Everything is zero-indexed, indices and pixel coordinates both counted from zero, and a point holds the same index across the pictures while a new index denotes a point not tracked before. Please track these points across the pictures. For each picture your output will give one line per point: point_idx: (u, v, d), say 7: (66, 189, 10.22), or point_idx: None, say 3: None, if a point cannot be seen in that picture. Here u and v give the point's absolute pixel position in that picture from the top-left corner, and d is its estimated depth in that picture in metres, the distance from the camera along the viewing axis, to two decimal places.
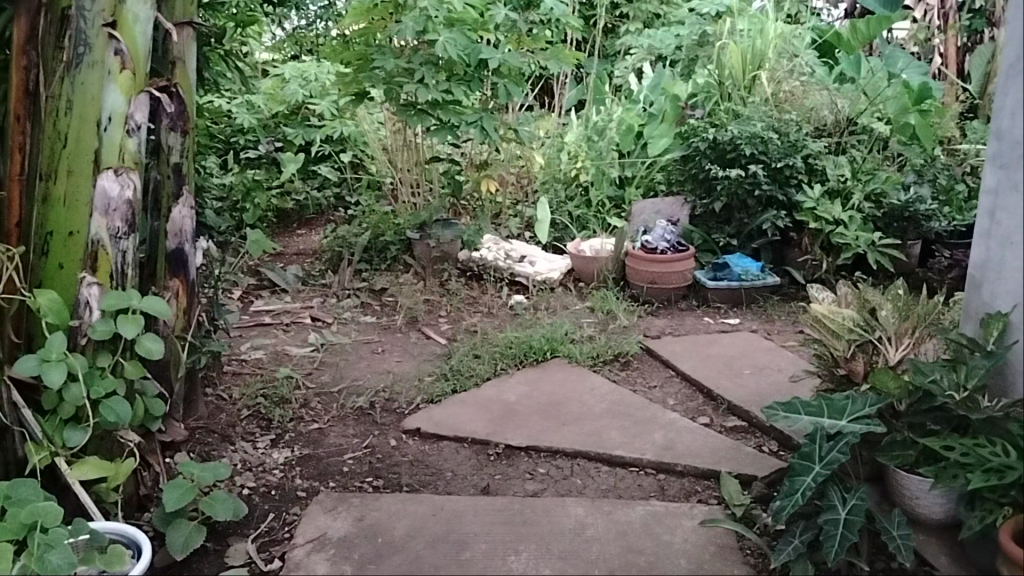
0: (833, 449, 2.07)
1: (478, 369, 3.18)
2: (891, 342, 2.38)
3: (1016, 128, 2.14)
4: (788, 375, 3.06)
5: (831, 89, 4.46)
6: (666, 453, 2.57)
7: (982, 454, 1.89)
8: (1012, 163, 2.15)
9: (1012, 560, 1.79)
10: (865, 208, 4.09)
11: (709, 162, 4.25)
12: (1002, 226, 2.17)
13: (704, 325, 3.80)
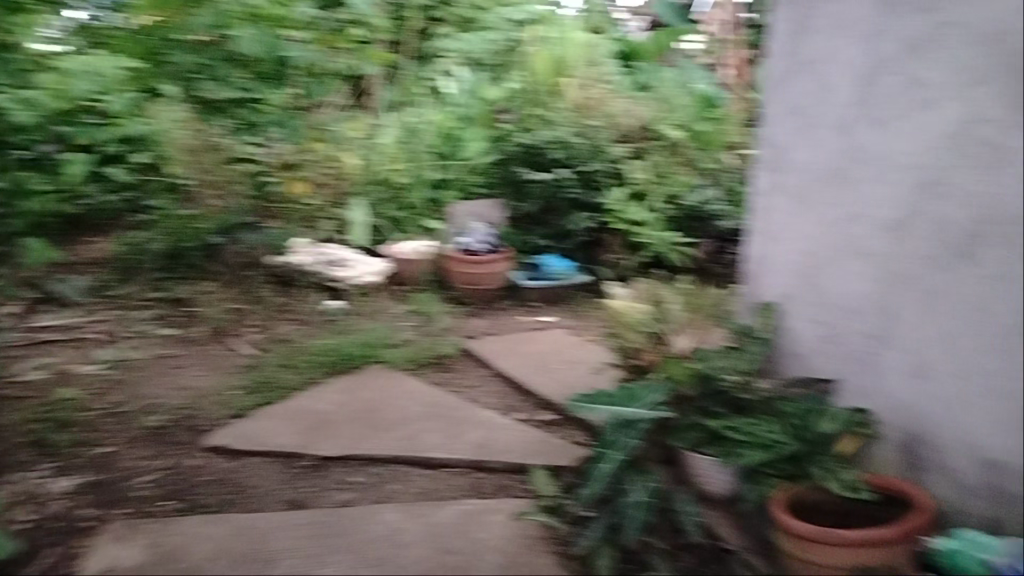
0: (629, 437, 2.23)
1: (289, 379, 3.08)
2: (679, 334, 2.56)
3: (781, 138, 2.52)
4: (596, 368, 3.20)
5: (629, 98, 4.65)
6: (480, 451, 2.61)
7: (759, 434, 2.12)
8: (783, 167, 2.52)
9: (784, 529, 1.97)
10: (662, 210, 4.39)
11: (519, 165, 4.50)
12: (775, 224, 2.55)
13: (518, 323, 3.90)
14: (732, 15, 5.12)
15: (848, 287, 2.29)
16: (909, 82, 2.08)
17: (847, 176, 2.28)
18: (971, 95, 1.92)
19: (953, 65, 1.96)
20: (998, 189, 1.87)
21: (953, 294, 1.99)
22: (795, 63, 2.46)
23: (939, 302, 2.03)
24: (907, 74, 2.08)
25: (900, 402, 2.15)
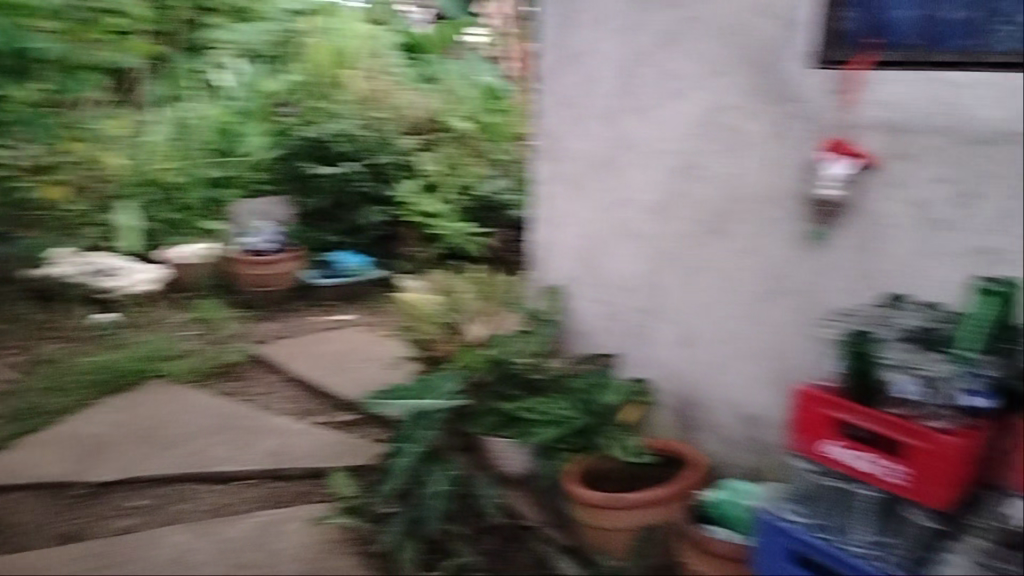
0: (424, 428, 2.21)
1: (56, 403, 2.80)
2: (472, 322, 2.59)
3: (557, 126, 2.53)
4: (395, 363, 3.17)
5: (418, 91, 4.55)
6: (276, 458, 2.51)
7: (551, 412, 2.21)
8: (560, 155, 2.53)
9: (580, 501, 2.08)
10: (457, 201, 4.40)
11: (302, 160, 4.38)
12: (558, 210, 2.58)
13: (312, 324, 3.79)
14: (513, 9, 5.01)
15: (623, 268, 2.42)
16: (661, 72, 2.23)
17: (615, 163, 2.39)
18: (714, 85, 2.11)
19: (700, 57, 2.13)
20: (740, 170, 2.08)
21: (711, 267, 2.20)
22: (562, 52, 2.48)
23: (701, 276, 2.22)
24: (661, 65, 2.22)
25: (673, 369, 2.34)
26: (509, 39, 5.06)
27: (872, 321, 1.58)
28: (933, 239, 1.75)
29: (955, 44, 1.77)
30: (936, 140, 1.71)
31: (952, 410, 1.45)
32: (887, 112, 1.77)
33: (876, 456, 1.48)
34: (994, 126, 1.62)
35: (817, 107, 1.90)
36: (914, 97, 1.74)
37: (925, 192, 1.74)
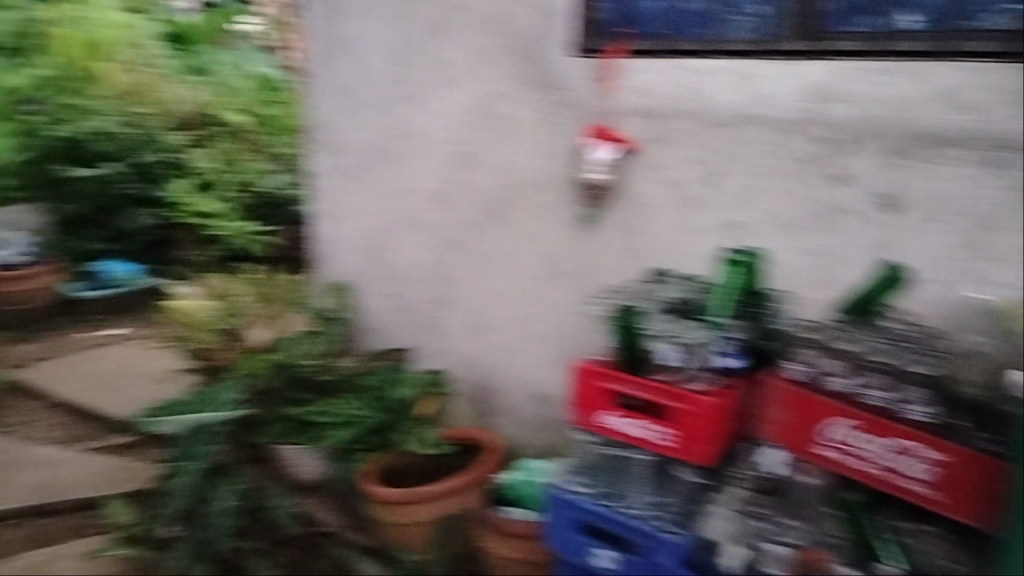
0: (199, 443, 2.06)
1: None
2: (254, 325, 2.45)
3: (332, 117, 2.42)
4: (177, 374, 2.95)
5: (187, 83, 3.97)
6: (38, 491, 2.26)
7: (342, 412, 2.16)
8: (338, 148, 2.43)
9: (379, 499, 2.06)
10: (237, 198, 3.92)
11: (51, 162, 3.67)
12: (337, 203, 2.49)
13: (78, 341, 3.45)
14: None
15: (409, 258, 2.39)
16: (432, 62, 2.20)
17: (392, 153, 2.34)
18: (484, 74, 2.12)
19: (468, 46, 2.13)
20: (515, 157, 2.12)
21: (495, 254, 2.23)
22: (329, 42, 2.37)
23: (485, 263, 2.25)
24: (432, 54, 2.20)
25: (466, 358, 2.36)
26: (288, 27, 4.74)
27: (641, 295, 1.71)
28: (691, 216, 1.87)
29: (696, 34, 1.88)
30: (687, 124, 1.83)
31: (709, 371, 1.57)
32: (643, 99, 1.88)
33: (647, 422, 1.57)
34: (734, 111, 1.77)
35: (581, 94, 1.98)
36: (666, 84, 1.85)
37: (682, 172, 1.86)
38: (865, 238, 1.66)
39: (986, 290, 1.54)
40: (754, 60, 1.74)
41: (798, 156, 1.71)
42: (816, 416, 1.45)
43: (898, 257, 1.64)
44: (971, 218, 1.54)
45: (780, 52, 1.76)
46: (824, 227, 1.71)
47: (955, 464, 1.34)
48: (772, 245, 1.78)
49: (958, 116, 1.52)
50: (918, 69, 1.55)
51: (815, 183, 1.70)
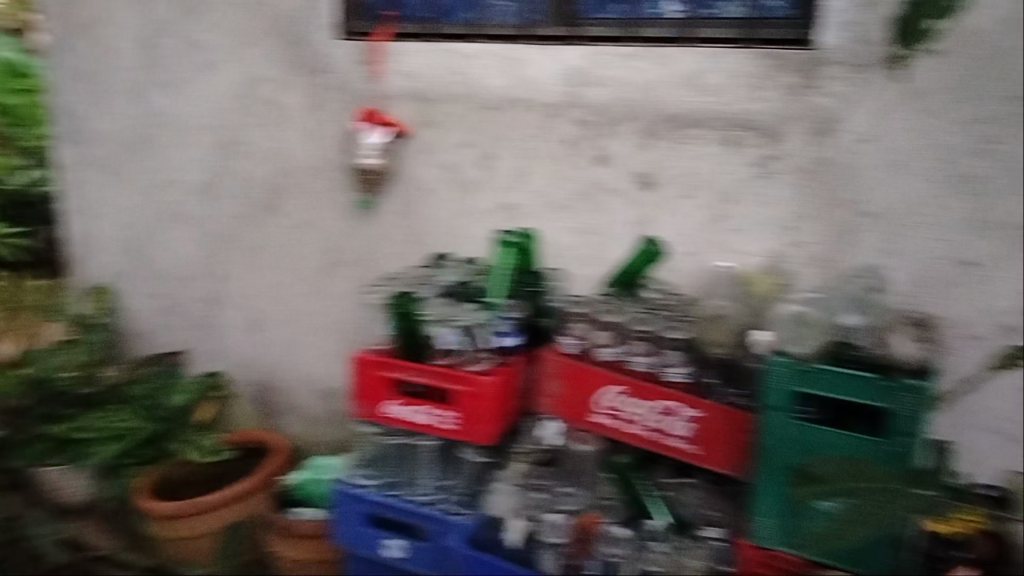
0: None
1: None
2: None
3: (76, 104, 2.21)
4: None
5: None
6: None
7: (108, 426, 1.97)
8: (85, 138, 2.22)
9: (153, 514, 1.91)
10: None
11: None
12: (89, 198, 2.27)
13: None
14: None
15: (175, 255, 2.23)
16: (186, 44, 2.06)
17: (149, 142, 2.17)
18: (244, 57, 2.01)
19: (224, 28, 2.01)
20: (285, 144, 2.04)
21: (269, 246, 2.13)
22: (65, 21, 2.15)
23: (259, 256, 2.15)
24: (185, 36, 2.05)
25: (247, 357, 2.24)
26: None
27: (418, 281, 1.68)
28: (465, 199, 1.87)
29: (459, 17, 1.88)
30: (456, 108, 1.84)
31: (489, 353, 1.57)
32: (410, 82, 1.87)
33: (430, 407, 1.56)
34: (499, 94, 1.79)
35: (348, 78, 1.93)
36: (432, 67, 1.84)
37: (454, 155, 1.86)
38: (626, 216, 1.74)
39: (730, 258, 1.67)
40: (516, 44, 1.77)
41: (562, 138, 1.75)
42: (591, 386, 1.49)
43: (654, 231, 1.72)
44: (715, 191, 1.65)
45: (538, 36, 1.80)
46: (590, 206, 1.76)
47: (708, 418, 1.45)
48: (542, 224, 1.81)
49: (697, 99, 1.63)
50: (662, 53, 1.65)
51: (580, 163, 1.75)
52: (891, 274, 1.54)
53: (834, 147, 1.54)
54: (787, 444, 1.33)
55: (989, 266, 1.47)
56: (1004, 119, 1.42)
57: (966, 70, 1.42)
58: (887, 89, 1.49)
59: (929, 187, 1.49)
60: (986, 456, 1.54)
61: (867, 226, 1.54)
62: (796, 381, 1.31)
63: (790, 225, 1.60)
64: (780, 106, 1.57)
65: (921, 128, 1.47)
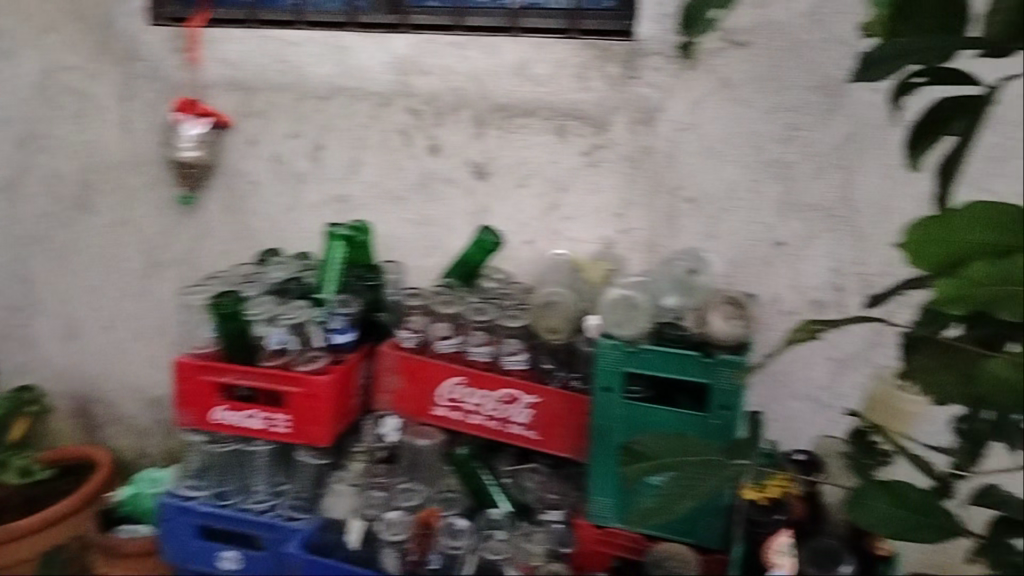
0: None
1: None
2: None
3: None
4: None
5: None
6: None
7: None
8: None
9: None
10: None
11: None
12: None
13: None
14: None
15: None
16: None
17: None
18: (45, 43, 1.85)
19: (19, 11, 1.84)
20: (95, 137, 1.89)
21: (82, 248, 1.97)
22: None
23: (71, 259, 1.99)
24: None
25: (63, 367, 2.07)
26: None
27: (245, 280, 1.62)
28: (294, 192, 1.80)
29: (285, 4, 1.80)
30: (279, 98, 1.76)
31: (324, 352, 1.53)
32: (230, 70, 1.77)
33: (262, 412, 1.49)
34: (326, 84, 1.73)
35: (162, 66, 1.81)
36: (254, 55, 1.76)
37: (280, 146, 1.79)
38: (461, 206, 1.72)
39: (564, 245, 1.69)
40: (342, 31, 1.71)
41: (393, 128, 1.71)
42: (429, 379, 1.48)
43: (489, 220, 1.71)
44: (548, 180, 1.66)
45: (362, 24, 1.73)
46: (424, 196, 1.73)
47: (546, 403, 1.46)
48: (376, 217, 1.77)
49: (526, 89, 1.63)
50: (489, 42, 1.63)
51: (414, 154, 1.71)
52: (710, 256, 1.61)
53: (655, 135, 1.58)
54: (621, 424, 1.37)
55: (795, 246, 1.57)
56: (807, 108, 1.50)
57: (772, 62, 1.49)
58: (703, 80, 1.54)
59: (744, 173, 1.56)
60: (800, 422, 1.61)
61: (689, 212, 1.60)
62: (624, 363, 1.34)
63: (617, 210, 1.64)
64: (605, 96, 1.59)
65: (735, 117, 1.54)
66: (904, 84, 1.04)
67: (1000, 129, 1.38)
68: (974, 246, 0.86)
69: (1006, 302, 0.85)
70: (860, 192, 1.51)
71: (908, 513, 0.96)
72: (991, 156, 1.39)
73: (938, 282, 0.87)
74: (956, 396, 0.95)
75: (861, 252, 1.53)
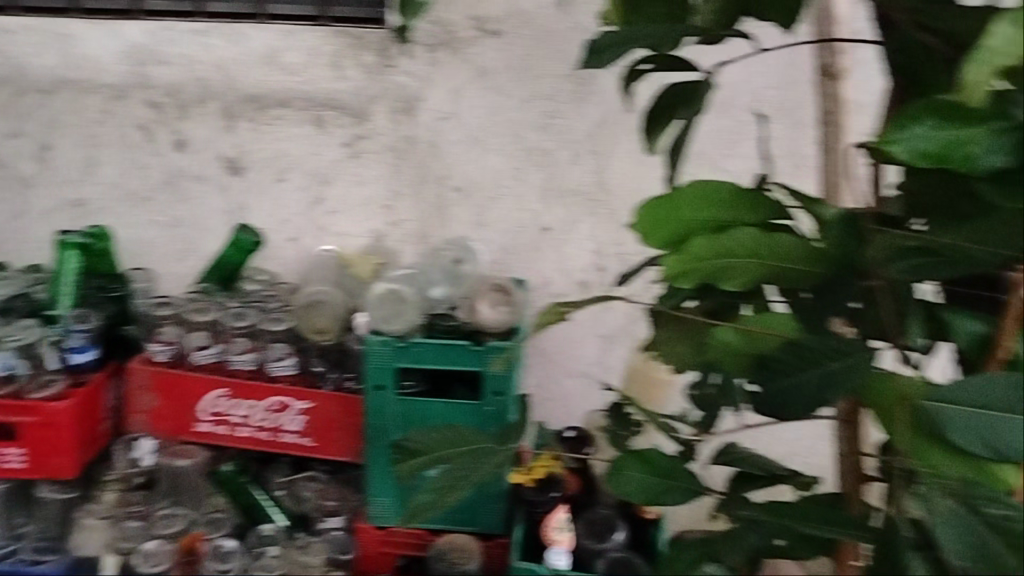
0: None
1: None
2: None
3: None
4: None
5: None
6: None
7: None
8: None
9: None
10: None
11: None
12: None
13: None
14: None
15: None
16: None
17: None
18: None
19: None
20: None
21: None
22: None
23: None
24: None
25: None
26: None
27: None
28: (20, 197, 1.60)
29: None
30: None
31: (61, 374, 1.38)
32: None
33: None
34: (48, 76, 1.54)
35: None
36: None
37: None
38: (215, 204, 1.60)
39: (331, 241, 1.60)
40: (65, 16, 1.52)
41: (131, 124, 1.56)
42: (188, 394, 1.38)
43: (248, 219, 1.61)
44: (307, 172, 1.57)
45: (86, 9, 1.54)
46: (173, 195, 1.60)
47: (319, 408, 1.38)
48: (119, 222, 1.62)
49: (276, 78, 1.53)
50: (233, 31, 1.51)
51: (159, 151, 1.57)
52: (480, 245, 1.58)
53: (417, 124, 1.52)
54: (396, 422, 1.32)
55: (560, 230, 1.57)
56: (561, 96, 1.50)
57: (525, 51, 1.48)
58: (461, 69, 1.50)
59: (506, 161, 1.54)
60: (574, 400, 1.66)
61: (458, 201, 1.56)
62: (396, 358, 1.28)
63: (386, 202, 1.57)
64: (361, 84, 1.51)
65: (494, 105, 1.51)
66: (632, 71, 1.08)
67: (727, 113, 1.50)
68: (696, 223, 0.91)
69: (728, 274, 0.91)
70: (615, 175, 1.54)
71: (659, 479, 1.01)
72: (721, 139, 1.51)
73: (667, 258, 0.90)
74: (693, 363, 1.02)
75: (618, 233, 1.57)
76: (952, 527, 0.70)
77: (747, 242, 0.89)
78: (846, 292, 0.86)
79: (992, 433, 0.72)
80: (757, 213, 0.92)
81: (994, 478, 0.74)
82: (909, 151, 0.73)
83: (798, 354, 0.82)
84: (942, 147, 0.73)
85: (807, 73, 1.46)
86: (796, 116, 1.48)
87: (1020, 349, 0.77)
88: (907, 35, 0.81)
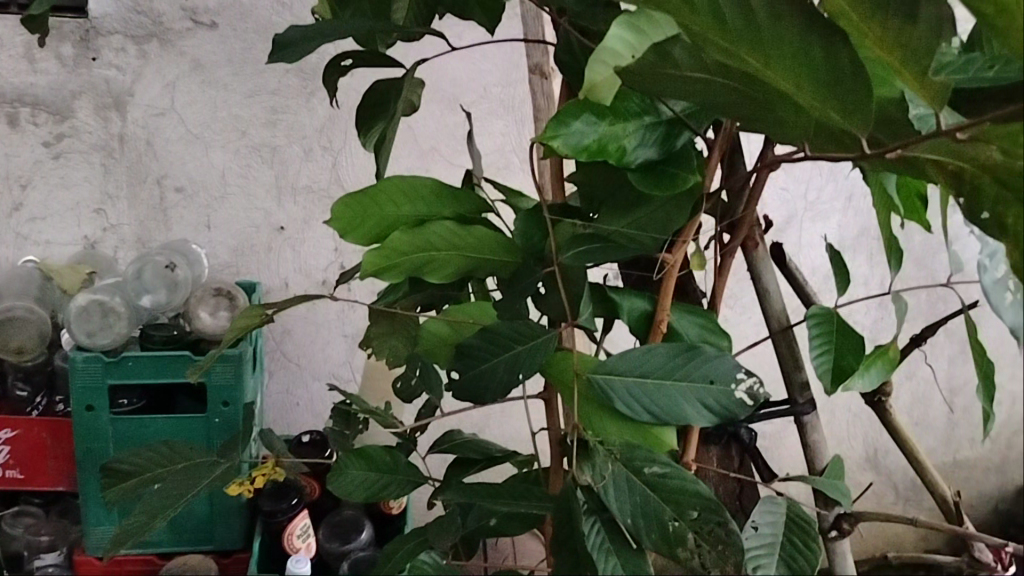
0: None
1: None
2: None
3: None
4: None
5: None
6: None
7: None
8: None
9: None
10: None
11: None
12: None
13: None
14: None
15: None
16: None
17: None
18: None
19: None
20: None
21: None
22: None
23: None
24: None
25: None
26: None
27: None
28: None
29: None
30: None
31: None
32: None
33: None
34: None
35: None
36: None
37: None
38: None
39: (34, 250, 1.47)
40: None
41: None
42: None
43: None
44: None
45: None
46: None
47: (23, 437, 1.28)
48: None
49: None
50: None
51: None
52: (208, 249, 1.51)
53: (126, 121, 1.42)
54: (113, 443, 1.24)
55: (295, 230, 1.52)
56: (286, 92, 1.44)
57: (243, 43, 1.41)
58: (173, 62, 1.40)
59: (231, 159, 1.46)
60: (322, 403, 1.63)
61: (179, 203, 1.47)
62: (109, 375, 1.19)
63: (97, 206, 1.46)
64: (59, 78, 1.39)
65: (212, 101, 1.43)
66: (335, 66, 1.06)
67: (454, 110, 1.53)
68: (395, 218, 0.92)
69: (430, 266, 0.92)
70: (348, 173, 1.50)
71: (378, 475, 1.01)
72: (449, 135, 1.54)
73: (366, 253, 0.90)
74: (404, 356, 1.05)
75: None
76: (620, 489, 0.77)
77: (445, 235, 0.90)
78: (531, 279, 0.87)
79: (651, 402, 0.79)
80: (455, 207, 0.94)
81: (655, 441, 0.83)
82: (570, 146, 0.76)
83: (490, 339, 0.85)
84: (598, 142, 0.77)
85: (525, 72, 1.52)
86: (519, 113, 1.55)
87: (674, 324, 0.87)
88: (568, 34, 0.86)
